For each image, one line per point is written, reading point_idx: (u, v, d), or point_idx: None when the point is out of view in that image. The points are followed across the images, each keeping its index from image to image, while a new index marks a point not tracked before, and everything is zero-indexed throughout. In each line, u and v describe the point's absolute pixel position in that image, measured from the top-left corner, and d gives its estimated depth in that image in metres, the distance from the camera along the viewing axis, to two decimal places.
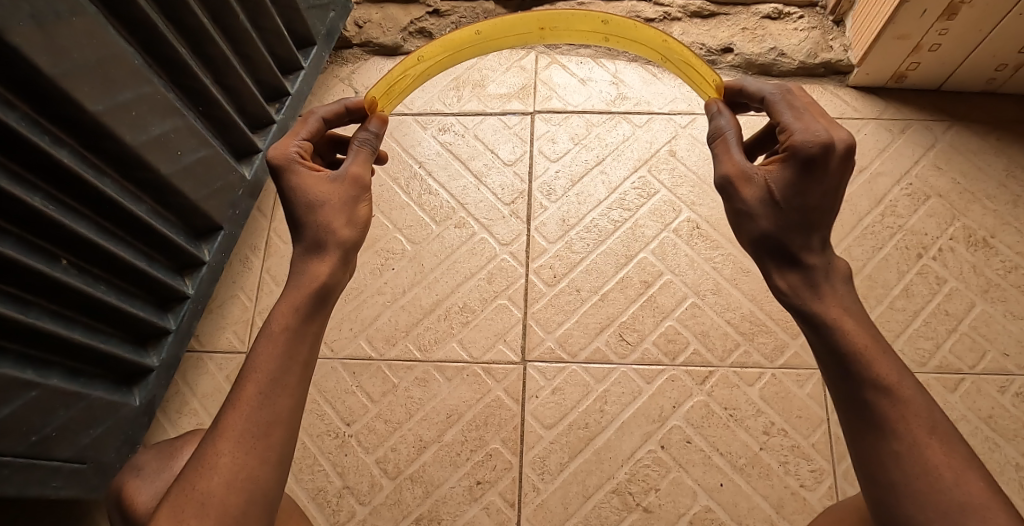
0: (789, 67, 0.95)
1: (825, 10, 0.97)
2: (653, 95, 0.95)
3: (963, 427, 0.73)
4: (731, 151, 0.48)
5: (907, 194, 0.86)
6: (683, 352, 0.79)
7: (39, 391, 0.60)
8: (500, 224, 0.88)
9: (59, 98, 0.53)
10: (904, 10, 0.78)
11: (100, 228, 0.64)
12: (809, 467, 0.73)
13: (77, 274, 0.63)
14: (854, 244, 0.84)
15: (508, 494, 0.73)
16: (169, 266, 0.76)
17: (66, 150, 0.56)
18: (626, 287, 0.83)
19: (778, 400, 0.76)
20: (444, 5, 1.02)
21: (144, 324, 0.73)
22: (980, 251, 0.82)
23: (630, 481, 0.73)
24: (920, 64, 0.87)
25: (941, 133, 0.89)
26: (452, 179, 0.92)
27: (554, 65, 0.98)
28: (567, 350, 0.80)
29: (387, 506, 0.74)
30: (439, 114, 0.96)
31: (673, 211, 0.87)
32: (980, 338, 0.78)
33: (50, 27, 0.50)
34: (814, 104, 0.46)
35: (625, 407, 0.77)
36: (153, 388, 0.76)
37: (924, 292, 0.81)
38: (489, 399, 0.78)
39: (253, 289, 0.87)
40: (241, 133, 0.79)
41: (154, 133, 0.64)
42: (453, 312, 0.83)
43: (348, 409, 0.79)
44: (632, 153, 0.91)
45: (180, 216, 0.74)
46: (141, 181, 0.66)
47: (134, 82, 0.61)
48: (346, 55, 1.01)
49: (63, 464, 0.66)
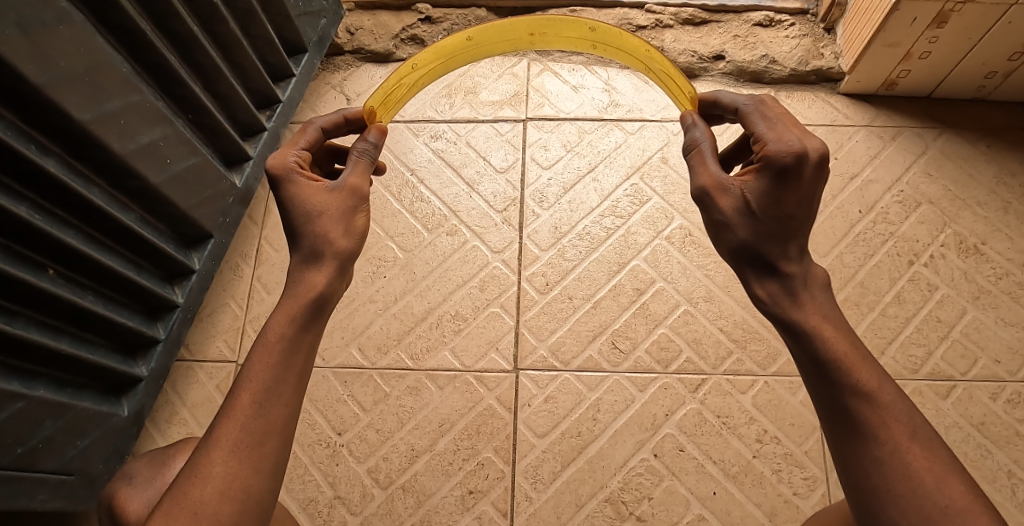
0: (781, 74, 0.95)
1: (816, 18, 0.98)
2: (645, 102, 0.95)
3: (955, 434, 0.73)
4: (706, 163, 0.47)
5: (898, 201, 0.86)
6: (676, 360, 0.79)
7: (25, 403, 0.59)
8: (492, 231, 0.88)
9: (46, 106, 0.52)
10: (894, 18, 0.78)
11: (89, 237, 0.63)
12: (802, 475, 0.72)
13: (65, 284, 0.62)
14: (846, 250, 0.84)
15: (501, 503, 0.73)
16: (158, 274, 0.75)
17: (53, 159, 0.56)
18: (619, 295, 0.83)
19: (770, 407, 0.76)
20: (436, 12, 1.02)
21: (133, 333, 0.72)
22: (971, 258, 0.82)
23: (623, 490, 0.73)
24: (911, 72, 0.87)
25: (932, 140, 0.90)
26: (444, 186, 0.91)
27: (546, 72, 0.98)
28: (559, 358, 0.80)
29: (379, 516, 0.74)
30: (431, 121, 0.96)
31: (665, 218, 0.87)
32: (972, 345, 0.78)
33: (36, 35, 0.50)
34: (787, 114, 0.46)
35: (618, 415, 0.77)
36: (142, 398, 0.76)
37: (916, 298, 0.81)
38: (481, 408, 0.78)
39: (243, 297, 0.87)
40: (231, 140, 0.79)
41: (142, 141, 0.64)
42: (445, 320, 0.83)
43: (339, 418, 0.79)
44: (624, 160, 0.91)
45: (169, 224, 0.73)
46: (130, 190, 0.65)
47: (122, 90, 0.61)
48: (338, 62, 1.01)
49: (49, 475, 0.65)
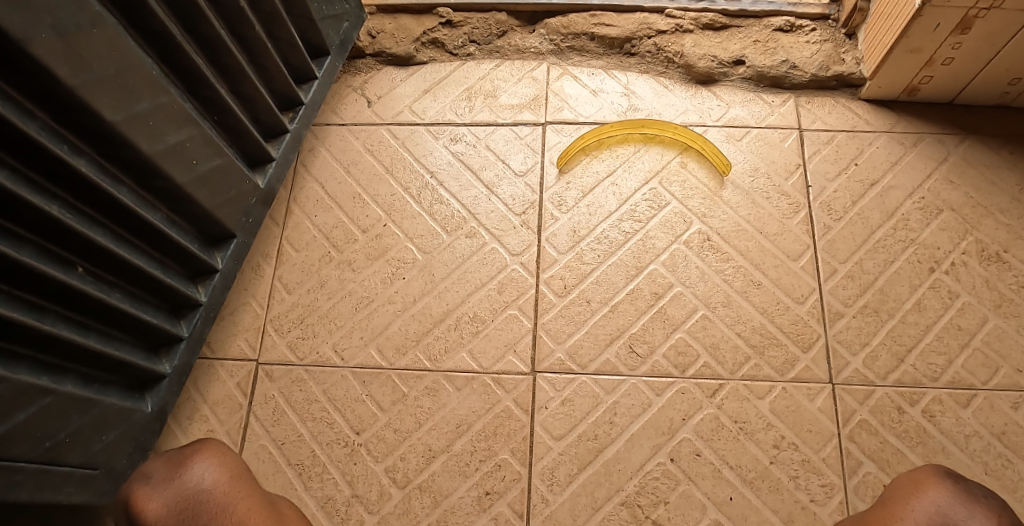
0: (802, 79, 0.94)
1: (837, 23, 0.97)
2: (664, 107, 0.95)
3: (975, 443, 0.73)
4: None
5: (919, 207, 0.86)
6: (693, 365, 0.79)
7: (54, 398, 0.60)
8: (511, 234, 0.88)
9: (79, 107, 0.53)
10: (917, 25, 0.78)
11: (116, 236, 0.64)
12: (820, 481, 0.72)
13: (94, 281, 0.63)
14: (866, 257, 0.84)
15: (517, 505, 0.73)
16: (182, 273, 0.77)
17: (84, 159, 0.57)
18: (636, 299, 0.83)
19: (788, 413, 0.76)
20: (457, 15, 1.02)
21: (157, 330, 0.74)
22: (993, 265, 0.82)
23: (640, 494, 0.73)
24: (933, 78, 0.87)
25: (954, 147, 0.89)
26: (463, 189, 0.92)
27: (566, 76, 0.98)
28: (577, 361, 0.80)
29: (395, 515, 0.74)
30: (451, 124, 0.97)
31: (684, 222, 0.87)
32: (993, 353, 0.77)
33: (71, 38, 0.50)
34: None
35: (634, 419, 0.77)
36: (165, 394, 0.77)
37: (937, 306, 0.80)
38: (498, 409, 0.78)
39: (264, 296, 0.88)
40: (254, 142, 0.80)
41: (169, 141, 0.65)
42: (463, 322, 0.84)
43: (358, 418, 0.80)
44: (643, 165, 0.91)
45: (193, 223, 0.75)
46: (156, 190, 0.67)
47: (152, 91, 0.61)
48: (359, 64, 1.02)
49: (76, 469, 0.66)
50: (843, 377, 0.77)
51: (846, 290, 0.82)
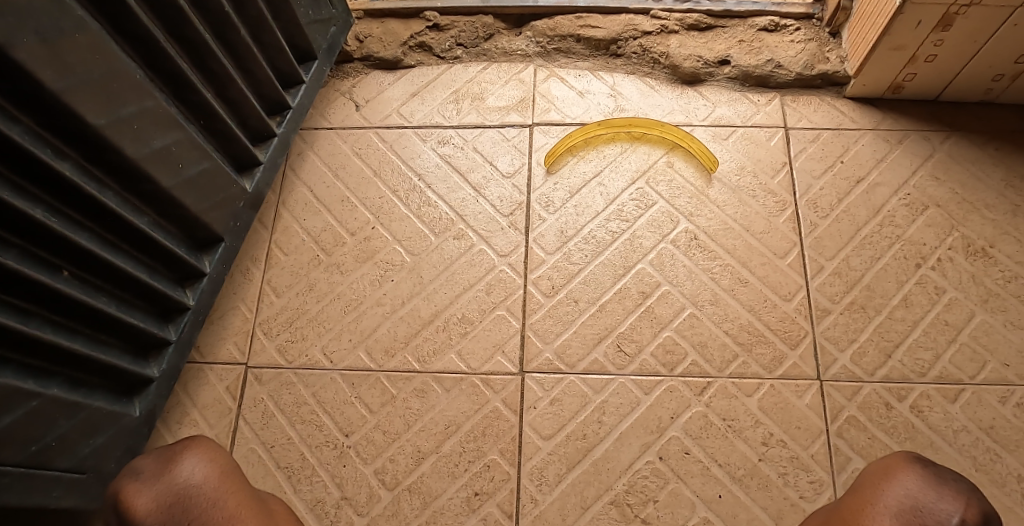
0: (787, 79, 0.95)
1: (821, 22, 0.98)
2: (650, 107, 0.96)
3: (964, 438, 0.73)
4: None
5: (905, 204, 0.86)
6: (682, 363, 0.79)
7: (40, 402, 0.60)
8: (499, 235, 0.88)
9: (65, 112, 0.54)
10: (898, 23, 0.79)
11: (103, 239, 0.65)
12: (808, 478, 0.72)
13: (82, 285, 0.64)
14: (852, 253, 0.84)
15: (506, 505, 0.73)
16: (170, 277, 0.77)
17: (69, 163, 0.57)
18: (625, 298, 0.83)
19: (777, 410, 0.76)
20: (445, 19, 1.03)
21: (145, 334, 0.74)
22: (979, 260, 0.82)
23: (629, 493, 0.73)
24: (917, 75, 0.87)
25: (939, 144, 0.90)
26: (451, 191, 0.92)
27: (553, 78, 0.99)
28: (565, 361, 0.80)
29: (385, 517, 0.74)
30: (439, 126, 0.97)
31: (671, 221, 0.88)
32: (980, 348, 0.77)
33: (55, 43, 0.51)
34: None
35: (623, 417, 0.77)
36: (153, 398, 0.77)
37: (923, 301, 0.80)
38: (487, 410, 0.78)
39: (253, 300, 0.88)
40: (241, 146, 0.81)
41: (155, 146, 0.66)
42: (452, 323, 0.84)
43: (346, 420, 0.80)
44: (630, 165, 0.92)
45: (181, 227, 0.75)
46: (143, 194, 0.67)
47: (137, 96, 0.62)
48: (348, 68, 1.03)
49: (63, 473, 0.66)
50: (830, 374, 0.77)
51: (833, 287, 0.82)
